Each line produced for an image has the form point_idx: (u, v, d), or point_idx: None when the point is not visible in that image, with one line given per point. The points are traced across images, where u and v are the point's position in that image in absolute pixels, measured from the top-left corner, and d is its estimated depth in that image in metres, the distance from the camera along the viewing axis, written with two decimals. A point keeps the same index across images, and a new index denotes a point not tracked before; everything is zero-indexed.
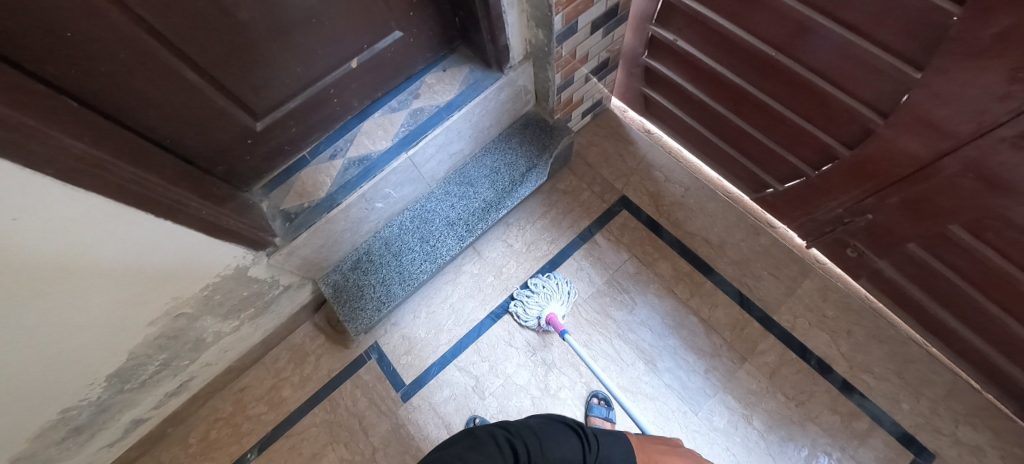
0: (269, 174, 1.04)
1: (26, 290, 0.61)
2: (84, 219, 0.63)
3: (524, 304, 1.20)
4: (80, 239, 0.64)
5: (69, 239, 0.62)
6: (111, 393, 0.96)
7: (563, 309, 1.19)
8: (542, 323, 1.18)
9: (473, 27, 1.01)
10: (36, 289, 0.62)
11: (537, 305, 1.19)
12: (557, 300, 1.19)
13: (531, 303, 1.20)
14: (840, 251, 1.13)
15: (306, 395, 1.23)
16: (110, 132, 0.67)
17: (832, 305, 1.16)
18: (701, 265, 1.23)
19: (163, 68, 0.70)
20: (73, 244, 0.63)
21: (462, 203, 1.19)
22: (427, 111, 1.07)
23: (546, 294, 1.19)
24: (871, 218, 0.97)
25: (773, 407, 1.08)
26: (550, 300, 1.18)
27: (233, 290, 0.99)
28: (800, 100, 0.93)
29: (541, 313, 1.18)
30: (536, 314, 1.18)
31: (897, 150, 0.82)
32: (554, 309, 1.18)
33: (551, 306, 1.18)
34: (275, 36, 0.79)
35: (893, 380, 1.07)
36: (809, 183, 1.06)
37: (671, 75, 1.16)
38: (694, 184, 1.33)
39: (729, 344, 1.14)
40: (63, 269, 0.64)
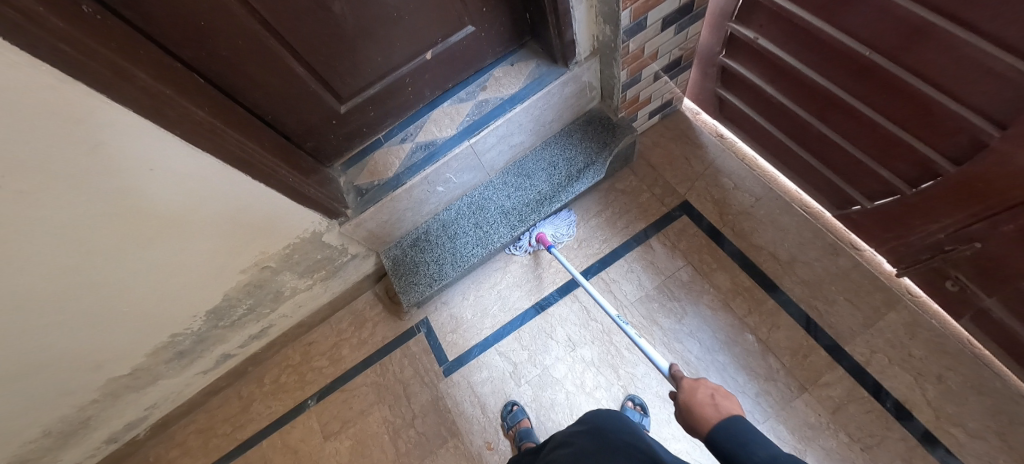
0: (349, 152, 1.15)
1: (148, 216, 0.78)
2: (195, 173, 0.77)
3: None
4: (192, 188, 0.78)
5: (182, 187, 0.77)
6: (208, 327, 1.15)
7: (552, 229, 1.27)
8: (533, 242, 1.26)
9: (543, 23, 1.03)
10: (155, 219, 0.79)
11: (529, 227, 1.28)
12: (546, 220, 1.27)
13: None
14: (938, 283, 0.98)
15: (361, 356, 1.36)
16: (226, 106, 0.80)
17: (922, 344, 1.01)
18: (764, 281, 1.14)
19: (269, 54, 0.82)
20: (185, 191, 0.78)
21: (518, 193, 1.22)
22: (492, 102, 1.12)
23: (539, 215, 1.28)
24: (979, 247, 0.84)
25: (832, 446, 0.97)
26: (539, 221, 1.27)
27: (308, 252, 1.11)
28: (900, 107, 0.83)
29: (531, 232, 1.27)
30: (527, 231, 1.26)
31: (1017, 169, 0.70)
32: (544, 229, 1.26)
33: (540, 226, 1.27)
34: (358, 26, 0.89)
35: (993, 441, 0.91)
36: (905, 202, 0.93)
37: (750, 75, 1.09)
38: (766, 194, 1.23)
39: (788, 369, 1.05)
40: (177, 209, 0.80)
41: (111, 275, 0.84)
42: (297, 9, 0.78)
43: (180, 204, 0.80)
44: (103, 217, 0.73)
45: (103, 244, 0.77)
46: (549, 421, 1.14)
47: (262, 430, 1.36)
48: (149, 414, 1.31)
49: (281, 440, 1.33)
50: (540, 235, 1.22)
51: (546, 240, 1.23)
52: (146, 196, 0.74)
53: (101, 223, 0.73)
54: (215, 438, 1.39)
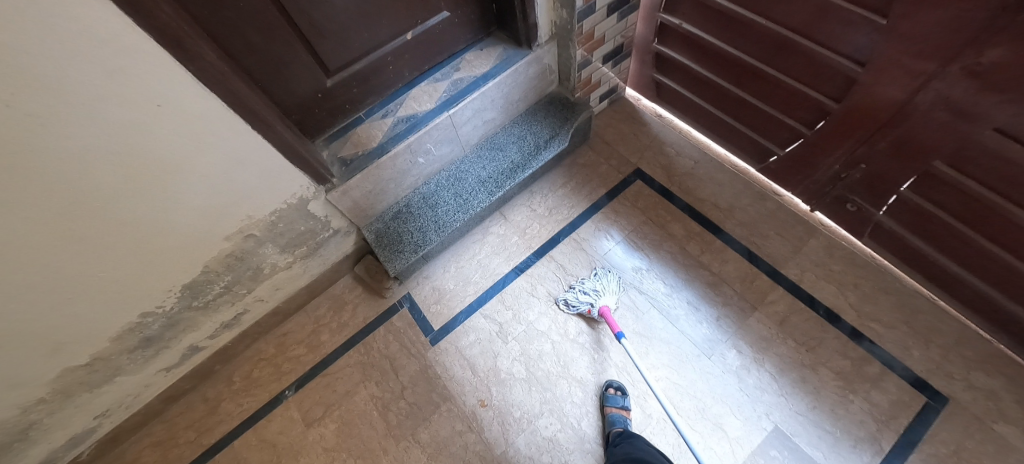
0: (331, 128, 1.20)
1: (145, 161, 0.79)
2: (201, 117, 0.81)
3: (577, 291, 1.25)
4: (192, 133, 0.81)
5: (184, 130, 0.80)
6: (182, 307, 1.10)
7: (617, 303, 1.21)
8: (593, 312, 1.20)
9: (508, 11, 1.20)
10: (150, 167, 0.80)
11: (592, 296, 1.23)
12: (610, 293, 1.21)
13: (585, 294, 1.24)
14: (840, 208, 1.22)
15: (343, 339, 1.34)
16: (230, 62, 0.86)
17: (838, 261, 1.23)
18: (710, 226, 1.32)
19: (270, 20, 0.90)
20: (184, 136, 0.81)
21: (492, 165, 1.35)
22: (466, 80, 1.25)
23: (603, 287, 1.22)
24: (865, 168, 1.08)
25: (785, 352, 1.13)
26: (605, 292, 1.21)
27: (294, 222, 1.13)
28: (791, 64, 1.06)
29: (594, 302, 1.21)
30: (590, 301, 1.20)
31: (877, 96, 0.94)
32: (607, 303, 1.20)
33: (604, 298, 1.21)
34: (352, 3, 0.99)
35: (901, 328, 1.12)
36: (808, 143, 1.17)
37: (679, 57, 1.31)
38: (703, 158, 1.45)
39: (740, 294, 1.22)
40: (171, 155, 0.81)
41: (94, 231, 0.82)
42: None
43: (178, 150, 0.82)
44: (104, 156, 0.73)
45: (95, 189, 0.76)
46: (539, 371, 1.20)
47: (233, 430, 1.27)
48: (98, 425, 1.18)
49: (257, 436, 1.25)
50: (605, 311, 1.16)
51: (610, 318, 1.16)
52: (148, 136, 0.76)
53: (99, 163, 0.73)
54: (176, 448, 1.27)
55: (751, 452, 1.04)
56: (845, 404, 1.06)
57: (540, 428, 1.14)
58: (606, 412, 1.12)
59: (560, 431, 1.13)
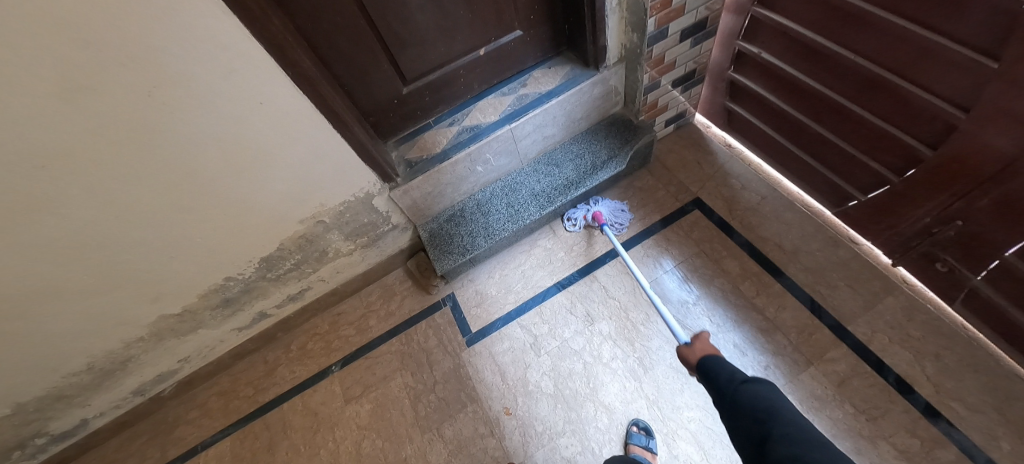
0: (402, 132, 1.30)
1: (245, 150, 0.92)
2: (293, 115, 0.92)
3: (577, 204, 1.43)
4: (284, 129, 0.93)
5: (277, 125, 0.92)
6: (257, 276, 1.25)
7: (608, 211, 1.37)
8: (589, 218, 1.38)
9: (580, 32, 1.23)
10: (245, 156, 0.93)
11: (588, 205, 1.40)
12: (603, 202, 1.39)
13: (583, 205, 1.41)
14: (928, 268, 1.09)
15: (388, 326, 1.43)
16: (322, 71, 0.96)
17: (918, 326, 1.10)
18: (770, 267, 1.24)
19: (359, 33, 1.01)
20: (277, 132, 0.93)
21: (547, 179, 1.37)
22: (531, 96, 1.29)
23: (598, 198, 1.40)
24: (960, 225, 0.96)
25: (839, 416, 1.03)
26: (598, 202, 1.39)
27: (358, 213, 1.24)
28: (881, 103, 0.97)
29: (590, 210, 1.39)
30: (586, 207, 1.38)
31: (982, 146, 0.83)
32: (599, 209, 1.37)
33: (598, 205, 1.39)
34: (433, 19, 1.07)
35: (991, 415, 0.97)
36: (894, 191, 1.06)
37: (755, 87, 1.25)
38: (771, 194, 1.36)
39: (795, 346, 1.13)
40: (265, 146, 0.94)
41: (196, 204, 0.96)
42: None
43: (270, 141, 0.94)
44: (211, 142, 0.86)
45: (203, 170, 0.90)
46: (567, 389, 1.20)
47: (284, 393, 1.40)
48: (179, 368, 1.37)
49: (302, 403, 1.37)
50: (597, 213, 1.34)
51: (601, 218, 1.35)
52: (249, 128, 0.89)
53: (206, 147, 0.86)
54: (236, 400, 1.42)
55: None
56: None
57: (560, 447, 1.13)
58: (628, 450, 1.07)
59: (579, 454, 1.12)
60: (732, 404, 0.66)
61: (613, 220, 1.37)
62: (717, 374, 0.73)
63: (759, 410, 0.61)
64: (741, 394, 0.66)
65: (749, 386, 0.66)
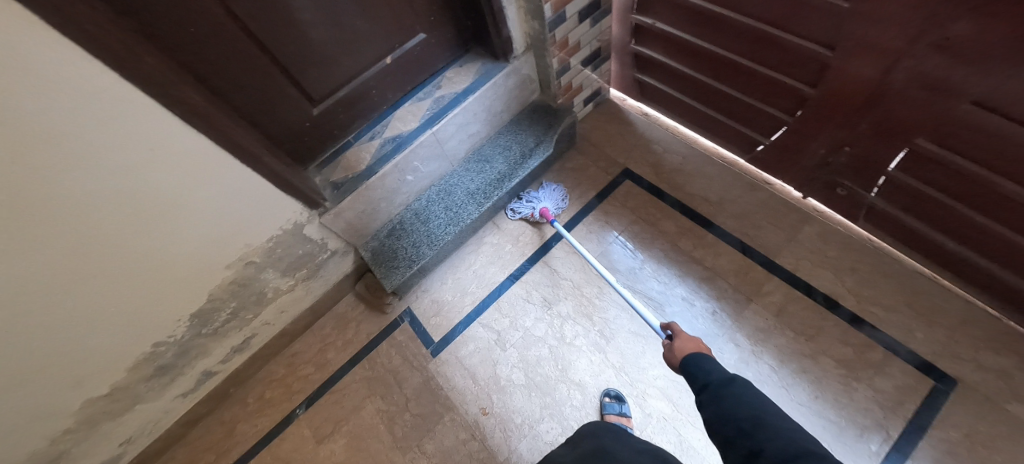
0: (321, 154, 1.23)
1: (147, 203, 0.85)
2: (193, 157, 0.86)
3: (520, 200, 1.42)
4: (187, 173, 0.87)
5: (178, 170, 0.85)
6: (192, 334, 1.15)
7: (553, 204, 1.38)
8: (536, 214, 1.37)
9: (483, 28, 1.23)
10: (147, 210, 0.86)
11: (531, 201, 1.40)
12: (546, 196, 1.39)
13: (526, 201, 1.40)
14: (832, 193, 1.20)
15: (348, 356, 1.38)
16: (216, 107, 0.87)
17: (834, 246, 1.21)
18: (702, 220, 1.32)
19: (253, 59, 0.93)
20: (180, 178, 0.87)
21: (480, 176, 1.38)
22: (448, 97, 1.28)
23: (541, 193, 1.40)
24: (849, 151, 1.07)
25: (783, 342, 1.12)
26: (541, 196, 1.39)
27: (291, 246, 1.18)
28: (763, 53, 1.06)
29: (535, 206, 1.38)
30: (532, 206, 1.37)
31: (852, 78, 0.93)
32: (544, 204, 1.37)
33: (542, 201, 1.38)
34: (328, 33, 1.02)
35: (903, 311, 1.10)
36: (791, 130, 1.16)
37: (657, 56, 1.32)
38: (690, 153, 1.45)
39: (735, 287, 1.21)
40: (169, 195, 0.87)
41: (99, 272, 0.87)
42: (269, 11, 0.89)
43: (172, 189, 0.87)
44: (105, 202, 0.79)
45: (101, 233, 0.82)
46: (538, 376, 1.21)
47: (249, 450, 1.32)
48: (122, 452, 1.24)
49: (271, 455, 1.29)
50: (545, 210, 1.34)
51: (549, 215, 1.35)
52: (145, 180, 0.82)
53: (98, 210, 0.79)
54: None
55: None
56: (848, 392, 1.04)
57: (541, 432, 1.15)
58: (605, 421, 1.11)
59: (561, 435, 1.14)
60: (715, 408, 0.60)
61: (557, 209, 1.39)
62: (697, 375, 0.67)
63: (744, 418, 0.55)
64: (721, 397, 0.60)
65: (730, 388, 0.60)
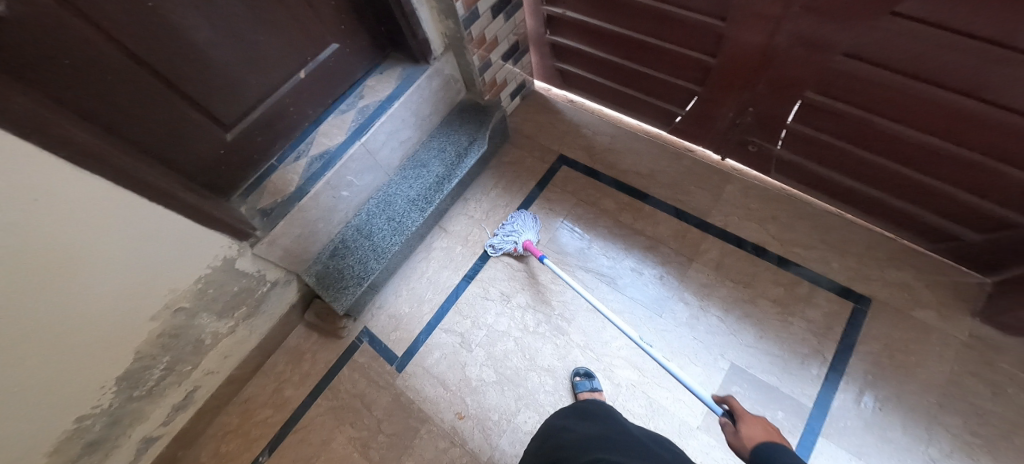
0: (244, 182, 1.12)
1: (47, 265, 0.71)
2: (93, 202, 0.74)
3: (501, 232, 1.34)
4: (88, 222, 0.75)
5: (78, 220, 0.73)
6: (122, 400, 1.02)
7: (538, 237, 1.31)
8: (519, 248, 1.29)
9: (397, 32, 1.21)
10: (48, 273, 0.72)
11: (515, 235, 1.31)
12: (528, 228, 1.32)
13: (509, 234, 1.32)
14: (745, 151, 1.32)
15: (308, 389, 1.30)
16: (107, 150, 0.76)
17: (754, 199, 1.33)
18: (638, 194, 1.39)
19: (149, 88, 0.83)
20: (82, 229, 0.74)
21: (419, 182, 1.36)
22: (372, 106, 1.24)
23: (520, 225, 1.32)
24: (753, 110, 1.17)
25: (725, 293, 1.21)
26: (526, 229, 1.31)
27: (224, 284, 1.09)
28: (666, 31, 1.13)
29: (517, 240, 1.30)
30: (514, 239, 1.29)
31: (745, 44, 1.02)
32: (529, 238, 1.30)
33: (524, 233, 1.31)
34: (232, 52, 0.94)
35: (819, 247, 1.23)
36: (702, 99, 1.25)
37: (573, 43, 1.37)
38: (618, 132, 1.52)
39: (676, 250, 1.29)
40: (72, 252, 0.74)
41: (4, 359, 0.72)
42: (159, 34, 0.79)
43: (76, 245, 0.74)
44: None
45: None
46: (508, 370, 1.22)
47: None
48: None
49: None
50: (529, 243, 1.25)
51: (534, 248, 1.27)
52: (43, 239, 0.69)
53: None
54: None
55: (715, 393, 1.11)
56: (786, 326, 1.15)
57: (519, 424, 1.15)
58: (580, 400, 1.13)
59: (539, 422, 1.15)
60: None
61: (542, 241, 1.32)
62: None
63: None
64: None
65: None
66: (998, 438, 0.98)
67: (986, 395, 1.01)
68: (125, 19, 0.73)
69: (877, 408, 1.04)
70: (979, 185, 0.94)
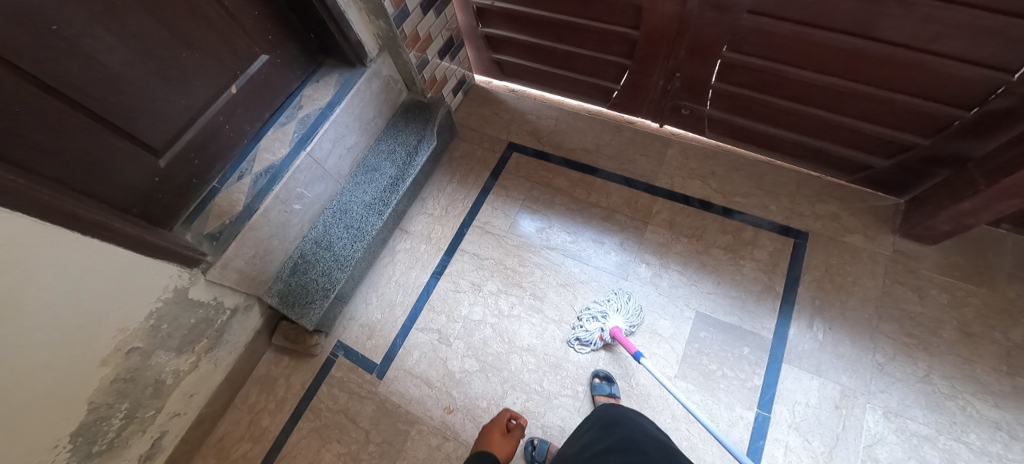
0: (185, 209, 1.06)
1: None
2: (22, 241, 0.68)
3: (585, 318, 1.20)
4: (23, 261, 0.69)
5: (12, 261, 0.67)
6: (81, 458, 0.93)
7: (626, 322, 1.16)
8: (606, 337, 1.15)
9: (328, 38, 1.20)
10: None
11: (599, 321, 1.18)
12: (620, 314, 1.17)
13: (592, 319, 1.19)
14: (679, 115, 1.41)
15: (287, 414, 1.25)
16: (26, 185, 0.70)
17: (693, 159, 1.42)
18: (587, 169, 1.45)
19: (66, 117, 0.78)
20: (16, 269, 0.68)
21: (373, 186, 1.35)
22: (313, 114, 1.22)
23: (608, 306, 1.18)
24: (681, 75, 1.25)
25: (680, 248, 1.28)
26: (611, 313, 1.16)
27: (178, 317, 1.03)
28: (592, 10, 1.18)
29: (604, 326, 1.17)
30: (599, 327, 1.16)
31: (661, 14, 1.09)
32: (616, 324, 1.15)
33: (611, 319, 1.16)
34: (151, 72, 0.89)
35: (756, 193, 1.33)
36: (633, 71, 1.32)
37: (506, 33, 1.41)
38: (561, 114, 1.57)
39: (631, 216, 1.35)
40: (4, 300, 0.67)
41: None
42: (66, 60, 0.74)
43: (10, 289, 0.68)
44: None
45: None
46: (489, 356, 1.23)
47: None
48: None
49: None
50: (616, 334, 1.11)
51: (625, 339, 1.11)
52: None
53: None
54: None
55: (686, 341, 1.17)
56: (739, 270, 1.24)
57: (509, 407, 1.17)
58: (596, 402, 1.13)
59: (527, 401, 1.17)
60: None
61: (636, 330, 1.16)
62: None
63: None
64: None
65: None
66: (927, 335, 1.10)
67: (913, 300, 1.14)
68: (27, 44, 0.68)
69: (828, 330, 1.14)
70: (880, 115, 1.06)
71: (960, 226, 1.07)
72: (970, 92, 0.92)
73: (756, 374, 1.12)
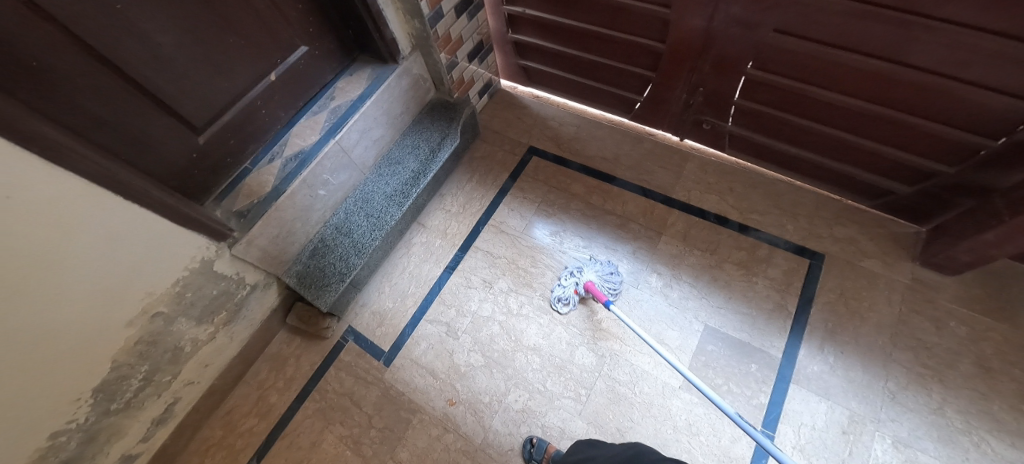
0: (218, 186, 1.12)
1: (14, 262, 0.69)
2: (64, 197, 0.73)
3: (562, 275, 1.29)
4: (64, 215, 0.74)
5: (54, 214, 0.72)
6: (99, 414, 0.98)
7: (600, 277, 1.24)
8: (580, 289, 1.24)
9: (364, 35, 1.26)
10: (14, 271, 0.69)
11: (575, 277, 1.27)
12: (592, 269, 1.26)
13: (569, 277, 1.28)
14: (699, 130, 1.42)
15: (294, 393, 1.28)
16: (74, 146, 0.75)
17: (712, 174, 1.42)
18: (605, 177, 1.47)
19: (116, 89, 0.84)
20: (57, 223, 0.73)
21: (395, 178, 1.39)
22: (344, 106, 1.27)
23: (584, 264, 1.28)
24: (704, 90, 1.27)
25: (693, 261, 1.29)
26: (586, 269, 1.25)
27: (202, 287, 1.07)
28: (619, 21, 1.22)
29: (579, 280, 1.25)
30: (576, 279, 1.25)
31: (686, 28, 1.12)
32: (590, 279, 1.24)
33: (586, 274, 1.25)
34: (200, 55, 0.95)
35: (774, 212, 1.33)
36: (656, 83, 1.34)
37: (534, 40, 1.45)
38: (582, 122, 1.60)
39: (645, 226, 1.36)
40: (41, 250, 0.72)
41: None
42: (123, 36, 0.80)
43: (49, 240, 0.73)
44: None
45: None
46: (495, 353, 1.25)
47: None
48: None
49: None
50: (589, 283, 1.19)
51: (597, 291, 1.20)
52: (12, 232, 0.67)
53: None
54: None
55: (692, 353, 1.17)
56: (751, 286, 1.23)
57: (511, 404, 1.17)
58: None
59: (529, 400, 1.18)
60: None
61: (610, 288, 1.24)
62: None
63: None
64: None
65: None
66: (943, 367, 1.08)
67: (931, 331, 1.12)
68: (88, 18, 0.74)
69: (839, 354, 1.12)
70: (904, 140, 1.06)
71: (982, 257, 1.05)
72: (998, 121, 0.91)
73: (763, 392, 1.10)
